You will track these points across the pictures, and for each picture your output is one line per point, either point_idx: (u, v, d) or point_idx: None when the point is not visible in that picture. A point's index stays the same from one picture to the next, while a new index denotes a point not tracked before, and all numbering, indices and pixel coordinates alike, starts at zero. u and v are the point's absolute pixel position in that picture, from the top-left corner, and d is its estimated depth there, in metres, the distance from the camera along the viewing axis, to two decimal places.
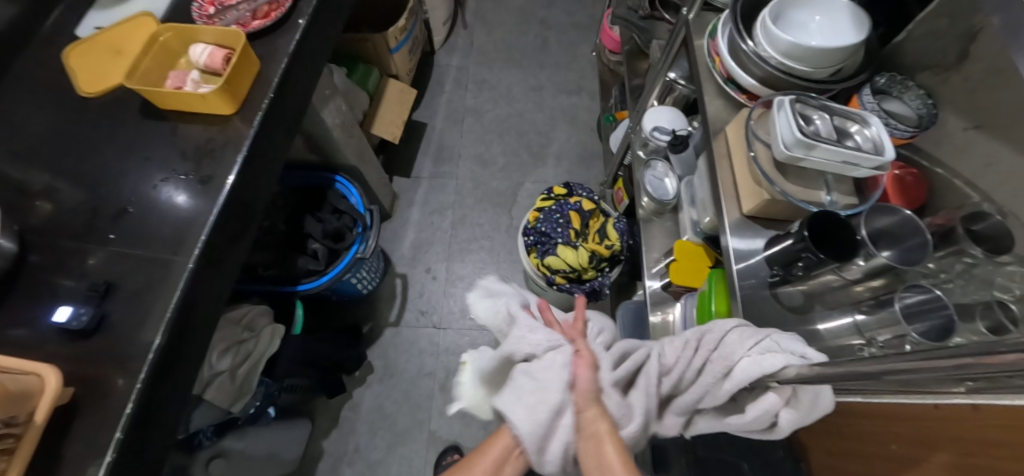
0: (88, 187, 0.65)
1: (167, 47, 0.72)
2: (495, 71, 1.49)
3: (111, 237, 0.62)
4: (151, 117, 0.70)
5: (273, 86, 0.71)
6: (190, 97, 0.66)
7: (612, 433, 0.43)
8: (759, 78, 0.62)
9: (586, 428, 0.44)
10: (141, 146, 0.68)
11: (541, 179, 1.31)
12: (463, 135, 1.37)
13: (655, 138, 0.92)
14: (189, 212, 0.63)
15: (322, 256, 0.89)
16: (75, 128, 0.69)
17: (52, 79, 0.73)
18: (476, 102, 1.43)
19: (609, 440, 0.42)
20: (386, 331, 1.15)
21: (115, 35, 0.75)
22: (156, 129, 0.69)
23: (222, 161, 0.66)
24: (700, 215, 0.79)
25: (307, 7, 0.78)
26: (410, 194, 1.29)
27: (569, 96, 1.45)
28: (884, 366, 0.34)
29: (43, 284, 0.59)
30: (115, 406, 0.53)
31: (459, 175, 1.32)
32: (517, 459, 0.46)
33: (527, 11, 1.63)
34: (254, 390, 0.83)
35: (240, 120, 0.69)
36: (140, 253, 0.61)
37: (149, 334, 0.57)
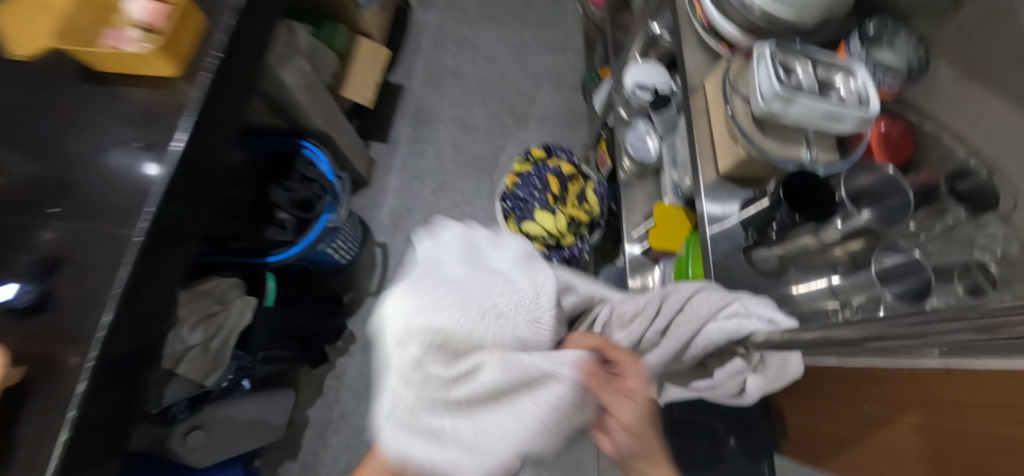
0: (27, 157, 0.61)
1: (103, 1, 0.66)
2: (475, 28, 1.40)
3: (53, 210, 0.59)
4: (89, 80, 0.65)
5: (220, 44, 0.65)
6: (131, 57, 0.61)
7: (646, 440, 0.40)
8: (740, 26, 0.58)
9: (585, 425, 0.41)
10: (82, 112, 0.63)
11: (524, 142, 1.26)
12: (442, 97, 1.31)
13: (637, 96, 0.87)
14: (135, 183, 0.59)
15: (290, 226, 0.88)
16: (10, 94, 0.64)
17: None
18: (455, 62, 1.36)
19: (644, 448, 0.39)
20: (368, 300, 1.13)
21: None
22: (97, 93, 0.64)
23: (168, 126, 0.62)
24: (681, 177, 0.76)
25: None
26: (388, 160, 1.24)
27: (553, 53, 1.38)
28: (833, 334, 0.32)
29: None
30: (67, 384, 0.52)
31: (439, 140, 1.27)
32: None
33: None
34: (229, 362, 0.82)
35: (185, 82, 0.64)
36: (85, 227, 0.58)
37: (96, 312, 0.54)
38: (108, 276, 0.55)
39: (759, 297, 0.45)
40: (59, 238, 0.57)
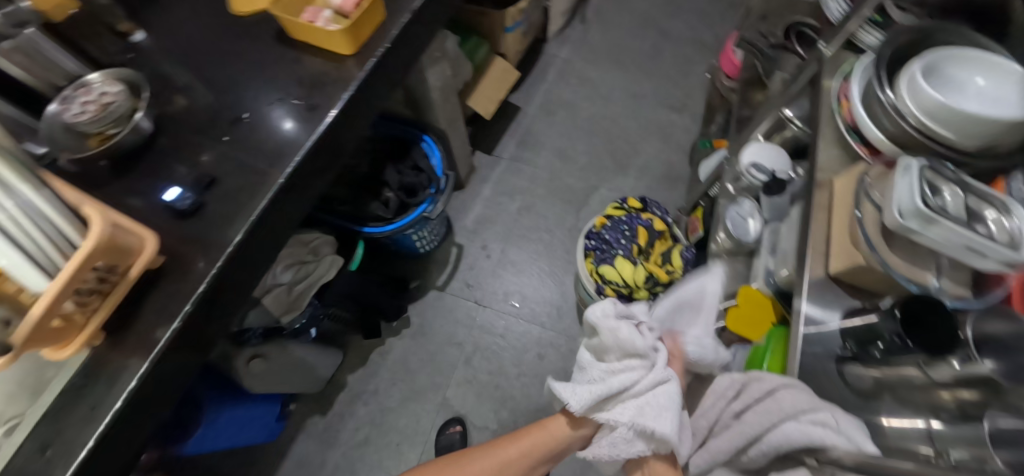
0: (217, 93, 0.74)
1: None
2: (601, 70, 1.44)
3: (225, 139, 0.70)
4: (280, 43, 0.77)
5: (391, 38, 0.74)
6: (319, 32, 0.71)
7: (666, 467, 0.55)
8: (889, 133, 0.56)
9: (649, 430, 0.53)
10: (268, 66, 0.75)
11: (617, 188, 1.27)
12: (552, 127, 1.36)
13: (751, 175, 0.85)
14: (295, 132, 0.69)
15: (392, 206, 0.94)
16: (221, 40, 0.78)
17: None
18: (573, 97, 1.40)
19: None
20: (431, 292, 1.19)
21: None
22: (285, 54, 0.76)
23: (331, 94, 0.72)
24: (779, 266, 0.74)
25: None
26: (486, 171, 1.31)
27: (670, 112, 1.38)
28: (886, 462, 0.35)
29: (161, 166, 0.68)
30: (191, 283, 0.61)
31: (538, 164, 1.31)
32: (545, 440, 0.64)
33: (650, 16, 1.53)
34: (303, 309, 0.88)
35: (354, 62, 0.74)
36: (242, 159, 0.68)
37: (229, 231, 0.63)
38: (249, 204, 0.65)
39: (851, 417, 0.43)
40: (223, 162, 0.68)
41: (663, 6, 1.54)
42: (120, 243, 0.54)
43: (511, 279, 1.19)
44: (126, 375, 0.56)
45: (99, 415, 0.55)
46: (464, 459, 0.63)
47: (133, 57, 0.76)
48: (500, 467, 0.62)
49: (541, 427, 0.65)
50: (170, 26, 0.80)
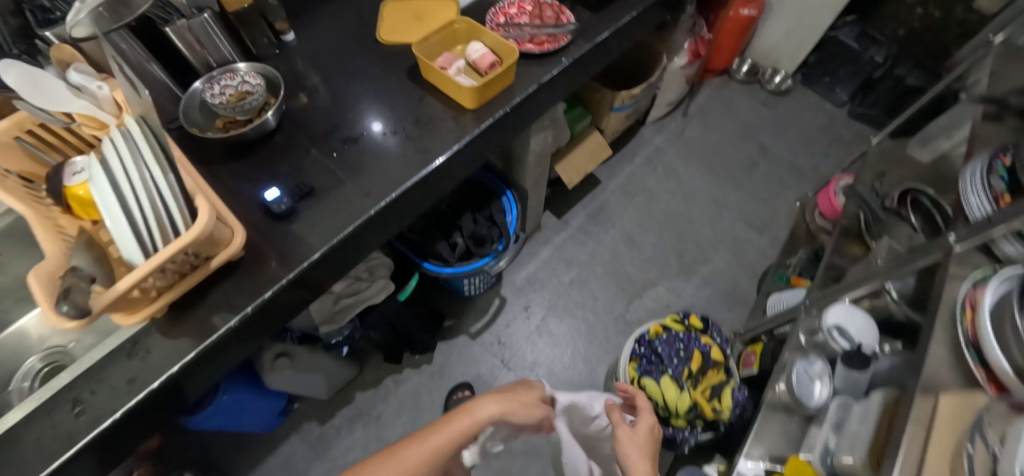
0: (338, 107, 0.77)
1: (460, 34, 0.82)
2: (689, 168, 1.43)
3: (334, 156, 0.71)
4: (410, 79, 0.80)
5: (513, 103, 0.76)
6: (449, 81, 0.74)
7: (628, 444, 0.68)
8: (1021, 368, 0.50)
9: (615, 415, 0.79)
10: (392, 96, 0.78)
11: (675, 290, 1.23)
12: (626, 209, 1.35)
13: (832, 338, 0.81)
14: (397, 167, 0.71)
15: (458, 251, 0.94)
16: (357, 59, 0.82)
17: (364, 17, 0.88)
18: (655, 186, 1.39)
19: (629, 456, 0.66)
20: (462, 336, 1.17)
21: (423, 4, 0.87)
22: (410, 89, 0.79)
23: (441, 139, 0.73)
24: (841, 451, 0.67)
25: (576, 52, 0.82)
26: (550, 232, 1.30)
27: (750, 229, 1.33)
28: None
29: (268, 162, 0.70)
30: (260, 285, 0.61)
31: (602, 242, 1.30)
32: (471, 422, 0.68)
33: (754, 129, 1.50)
34: (343, 324, 0.88)
35: (472, 116, 0.75)
36: (341, 177, 0.70)
37: (309, 245, 0.64)
38: (336, 225, 0.66)
39: None
40: (325, 175, 0.69)
41: (769, 122, 1.52)
42: (212, 234, 0.55)
43: (543, 349, 1.16)
44: (173, 358, 0.57)
45: (135, 390, 0.55)
46: (396, 457, 0.59)
47: (277, 55, 0.82)
48: (435, 453, 0.62)
49: (531, 396, 0.80)
50: (318, 34, 0.85)
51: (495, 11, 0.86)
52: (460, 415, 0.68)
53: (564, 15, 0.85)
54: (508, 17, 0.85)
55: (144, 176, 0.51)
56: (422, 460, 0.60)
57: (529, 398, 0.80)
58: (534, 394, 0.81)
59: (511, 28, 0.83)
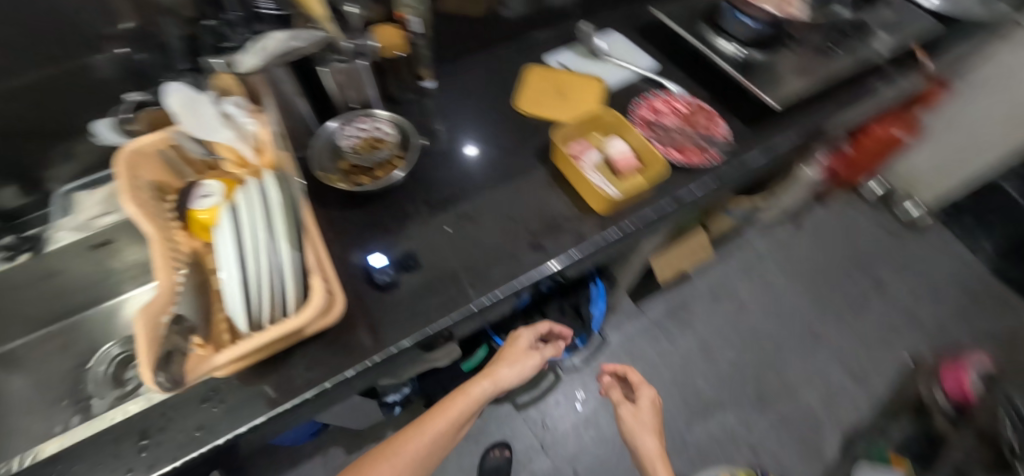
0: (460, 174, 0.74)
1: (601, 125, 0.75)
2: (789, 286, 1.30)
3: (447, 231, 0.67)
4: (540, 161, 0.75)
5: (644, 217, 0.68)
6: (581, 177, 0.69)
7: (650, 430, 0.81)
8: None
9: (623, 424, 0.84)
10: (516, 174, 0.74)
11: (745, 423, 1.11)
12: (710, 314, 1.24)
13: None
14: (507, 259, 0.65)
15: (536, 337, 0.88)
16: (488, 123, 0.79)
17: (505, 79, 0.85)
18: (746, 297, 1.27)
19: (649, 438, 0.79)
20: (507, 405, 1.12)
21: (570, 81, 0.83)
22: (536, 171, 0.74)
23: (558, 239, 0.67)
24: None
25: (723, 172, 0.73)
26: (623, 318, 1.22)
27: (846, 376, 1.18)
28: None
29: (381, 220, 0.68)
30: (341, 361, 0.57)
31: (676, 344, 1.20)
32: (458, 402, 0.67)
33: (872, 261, 1.35)
34: (402, 381, 0.84)
35: (596, 220, 0.68)
36: (447, 256, 0.65)
37: (399, 328, 0.60)
38: (434, 311, 0.61)
39: None
40: (433, 251, 0.66)
41: (892, 258, 1.36)
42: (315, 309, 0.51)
43: (587, 446, 1.08)
44: (241, 418, 0.54)
45: (198, 442, 0.53)
46: (386, 455, 0.59)
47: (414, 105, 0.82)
48: (428, 441, 0.61)
49: (524, 357, 0.76)
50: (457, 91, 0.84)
51: (644, 99, 0.82)
52: (453, 398, 0.68)
53: (718, 124, 0.78)
54: (657, 113, 0.80)
55: (269, 239, 0.49)
56: (427, 443, 0.62)
57: (514, 353, 0.77)
58: (520, 347, 0.77)
59: (658, 127, 0.78)
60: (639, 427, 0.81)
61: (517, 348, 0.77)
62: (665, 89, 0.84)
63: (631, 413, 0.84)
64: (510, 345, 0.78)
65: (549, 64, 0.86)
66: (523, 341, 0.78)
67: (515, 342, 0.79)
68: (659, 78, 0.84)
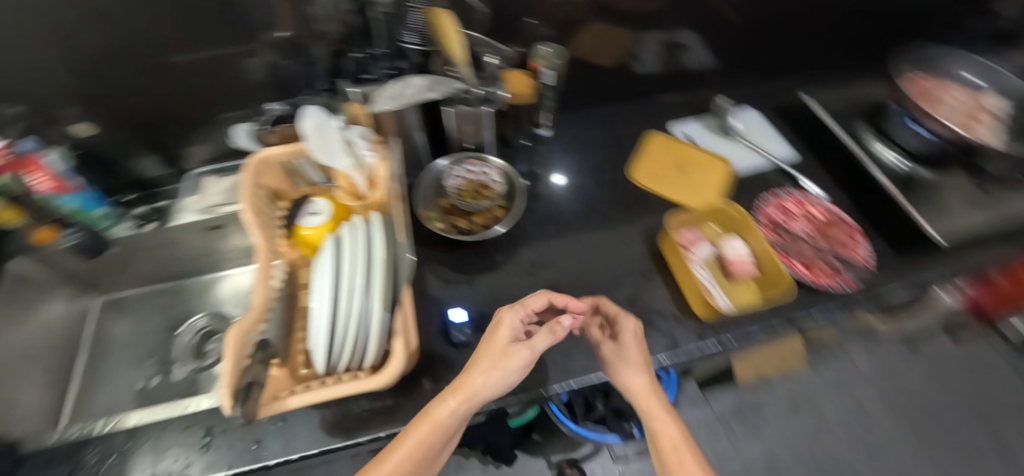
0: (556, 234, 0.71)
1: (725, 219, 0.69)
2: (888, 420, 1.12)
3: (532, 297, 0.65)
4: (643, 240, 0.70)
5: (749, 333, 0.60)
6: (688, 274, 0.63)
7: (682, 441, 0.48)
8: None
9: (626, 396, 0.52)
10: (615, 248, 0.69)
11: None
12: (784, 426, 1.11)
13: None
14: (587, 343, 0.60)
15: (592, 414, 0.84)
16: (596, 185, 0.76)
17: (623, 141, 0.81)
18: (832, 418, 1.12)
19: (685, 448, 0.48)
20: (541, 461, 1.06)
21: (694, 157, 0.78)
22: (637, 249, 0.69)
23: (647, 335, 0.61)
24: None
25: (855, 302, 0.63)
26: (684, 403, 1.12)
27: None
28: None
29: (468, 267, 0.67)
30: (397, 411, 0.56)
31: (737, 449, 1.08)
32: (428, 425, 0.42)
33: (1004, 418, 1.12)
34: None
35: (693, 323, 0.62)
36: None
37: None
38: None
39: None
40: None
41: None
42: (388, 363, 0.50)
43: None
44: (294, 444, 0.54)
45: (249, 455, 0.54)
46: None
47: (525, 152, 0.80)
48: None
49: (504, 355, 0.46)
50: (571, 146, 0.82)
51: (776, 196, 0.73)
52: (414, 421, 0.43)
53: (860, 245, 0.68)
54: (787, 215, 0.71)
55: (364, 285, 0.49)
56: None
57: (492, 350, 0.47)
58: (504, 339, 0.48)
59: (785, 233, 0.69)
60: (644, 394, 0.50)
61: (499, 340, 0.48)
62: (802, 189, 0.75)
63: (616, 359, 0.52)
64: (492, 333, 0.50)
65: (675, 133, 0.82)
66: (504, 327, 0.49)
67: (497, 331, 0.49)
68: (800, 177, 0.76)
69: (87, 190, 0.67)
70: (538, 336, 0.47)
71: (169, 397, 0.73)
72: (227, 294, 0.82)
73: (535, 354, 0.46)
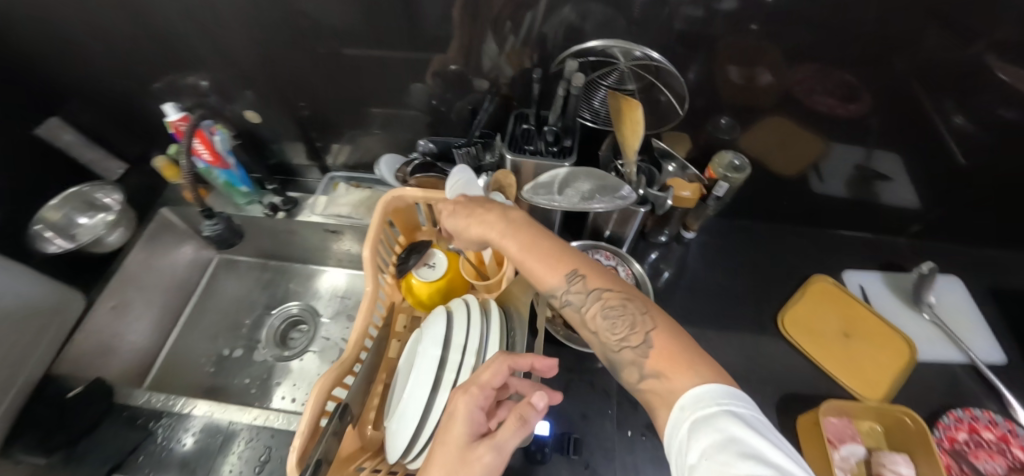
0: None
1: (893, 422, 0.55)
2: None
3: (627, 434, 0.56)
4: (775, 407, 0.58)
5: None
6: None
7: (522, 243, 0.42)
8: None
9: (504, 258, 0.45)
10: None
11: None
12: None
13: None
14: None
15: None
16: (731, 316, 0.66)
17: (776, 274, 0.70)
18: None
19: (530, 259, 0.41)
20: None
21: (866, 321, 0.64)
22: (764, 410, 0.58)
23: None
24: None
25: None
26: None
27: None
28: None
29: (567, 364, 0.61)
30: None
31: None
32: None
33: None
34: None
35: None
36: (613, 459, 0.54)
37: None
38: None
39: None
40: (603, 452, 0.54)
41: None
42: None
43: None
44: None
45: None
46: None
47: (657, 250, 0.72)
48: None
49: (462, 467, 0.32)
50: (713, 261, 0.72)
51: (975, 417, 0.57)
52: None
53: None
54: (977, 439, 0.56)
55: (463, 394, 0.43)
56: None
57: (443, 452, 0.34)
58: (458, 441, 0.34)
59: (976, 473, 0.53)
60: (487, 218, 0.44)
61: (449, 442, 0.34)
62: (1013, 421, 0.57)
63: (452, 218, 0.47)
64: (441, 428, 0.35)
65: (845, 284, 0.69)
66: (458, 423, 0.34)
67: (448, 426, 0.35)
68: (998, 382, 0.60)
69: (239, 169, 0.70)
70: (504, 429, 0.33)
71: (245, 376, 0.75)
72: (324, 291, 0.83)
73: (505, 455, 0.33)
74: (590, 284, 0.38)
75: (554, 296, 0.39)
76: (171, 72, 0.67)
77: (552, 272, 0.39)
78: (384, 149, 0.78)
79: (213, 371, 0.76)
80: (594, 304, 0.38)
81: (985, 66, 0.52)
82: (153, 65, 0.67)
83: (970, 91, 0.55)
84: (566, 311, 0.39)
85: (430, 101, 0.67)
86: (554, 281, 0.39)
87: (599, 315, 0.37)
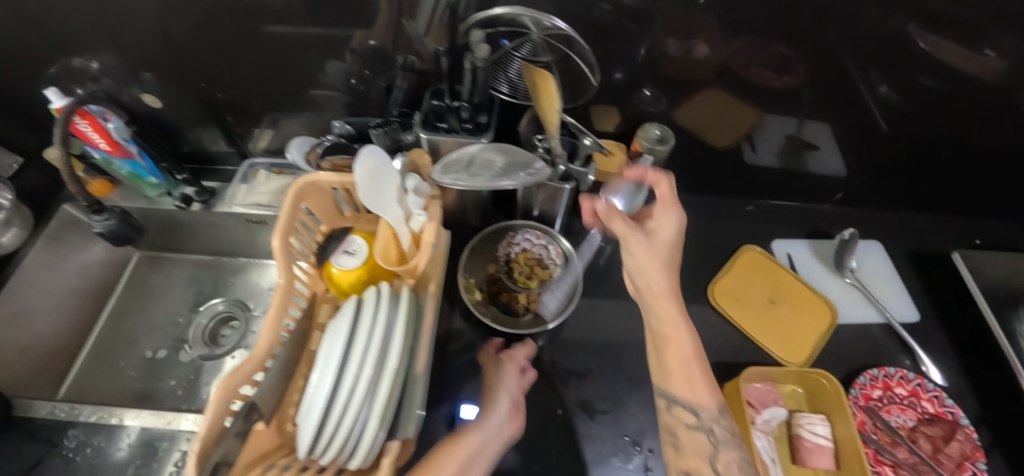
0: (606, 336, 0.62)
1: (813, 385, 0.57)
2: None
3: (558, 412, 0.56)
4: None
5: None
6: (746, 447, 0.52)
7: (694, 350, 0.45)
8: None
9: (652, 337, 0.48)
10: None
11: None
12: None
13: None
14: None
15: None
16: None
17: (708, 247, 0.71)
18: None
19: (697, 372, 0.45)
20: None
21: (791, 288, 0.66)
22: None
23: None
24: None
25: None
26: None
27: None
28: None
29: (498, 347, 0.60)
30: None
31: None
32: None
33: None
34: None
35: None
36: (542, 438, 0.54)
37: None
38: None
39: None
40: (532, 432, 0.54)
41: None
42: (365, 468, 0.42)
43: None
44: None
45: None
46: None
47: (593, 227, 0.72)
48: None
49: None
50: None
51: (889, 374, 0.59)
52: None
53: None
54: (891, 396, 0.58)
55: (370, 379, 0.41)
56: None
57: None
58: None
59: (888, 427, 0.56)
60: (662, 297, 0.47)
61: None
62: (924, 377, 0.60)
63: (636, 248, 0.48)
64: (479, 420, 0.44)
65: (774, 253, 0.70)
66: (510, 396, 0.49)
67: None
68: (912, 341, 0.63)
69: (145, 158, 0.65)
70: None
71: (172, 377, 0.71)
72: (254, 284, 0.80)
73: None
74: (734, 430, 0.43)
75: (697, 412, 0.44)
76: (55, 53, 0.61)
77: (713, 396, 0.44)
78: (309, 133, 0.73)
79: (137, 374, 0.72)
80: (733, 450, 0.42)
81: (898, 36, 0.52)
82: (33, 46, 0.60)
83: (893, 61, 0.55)
84: (695, 431, 0.44)
85: (349, 80, 0.63)
86: (704, 405, 0.44)
87: (728, 466, 0.41)
